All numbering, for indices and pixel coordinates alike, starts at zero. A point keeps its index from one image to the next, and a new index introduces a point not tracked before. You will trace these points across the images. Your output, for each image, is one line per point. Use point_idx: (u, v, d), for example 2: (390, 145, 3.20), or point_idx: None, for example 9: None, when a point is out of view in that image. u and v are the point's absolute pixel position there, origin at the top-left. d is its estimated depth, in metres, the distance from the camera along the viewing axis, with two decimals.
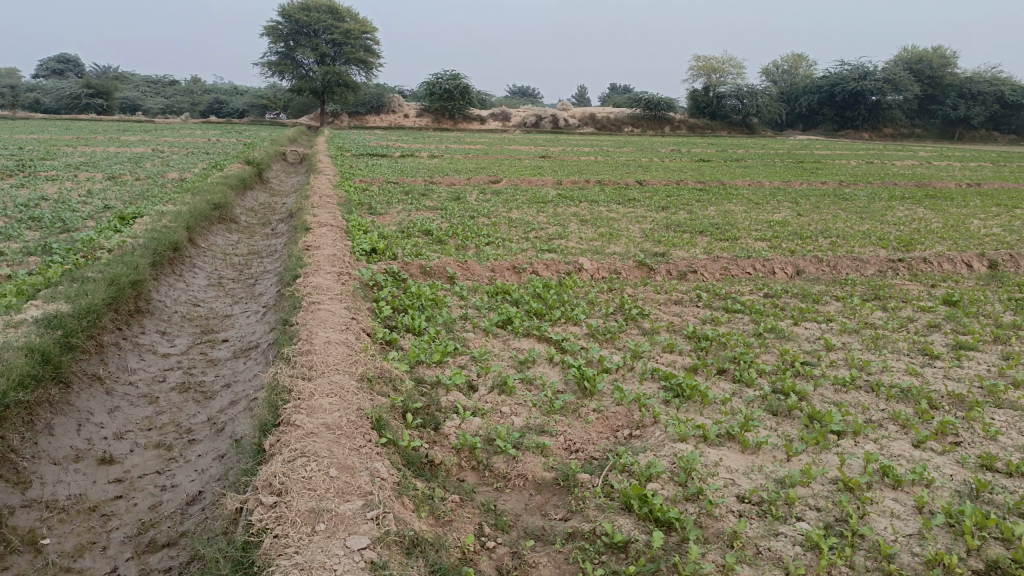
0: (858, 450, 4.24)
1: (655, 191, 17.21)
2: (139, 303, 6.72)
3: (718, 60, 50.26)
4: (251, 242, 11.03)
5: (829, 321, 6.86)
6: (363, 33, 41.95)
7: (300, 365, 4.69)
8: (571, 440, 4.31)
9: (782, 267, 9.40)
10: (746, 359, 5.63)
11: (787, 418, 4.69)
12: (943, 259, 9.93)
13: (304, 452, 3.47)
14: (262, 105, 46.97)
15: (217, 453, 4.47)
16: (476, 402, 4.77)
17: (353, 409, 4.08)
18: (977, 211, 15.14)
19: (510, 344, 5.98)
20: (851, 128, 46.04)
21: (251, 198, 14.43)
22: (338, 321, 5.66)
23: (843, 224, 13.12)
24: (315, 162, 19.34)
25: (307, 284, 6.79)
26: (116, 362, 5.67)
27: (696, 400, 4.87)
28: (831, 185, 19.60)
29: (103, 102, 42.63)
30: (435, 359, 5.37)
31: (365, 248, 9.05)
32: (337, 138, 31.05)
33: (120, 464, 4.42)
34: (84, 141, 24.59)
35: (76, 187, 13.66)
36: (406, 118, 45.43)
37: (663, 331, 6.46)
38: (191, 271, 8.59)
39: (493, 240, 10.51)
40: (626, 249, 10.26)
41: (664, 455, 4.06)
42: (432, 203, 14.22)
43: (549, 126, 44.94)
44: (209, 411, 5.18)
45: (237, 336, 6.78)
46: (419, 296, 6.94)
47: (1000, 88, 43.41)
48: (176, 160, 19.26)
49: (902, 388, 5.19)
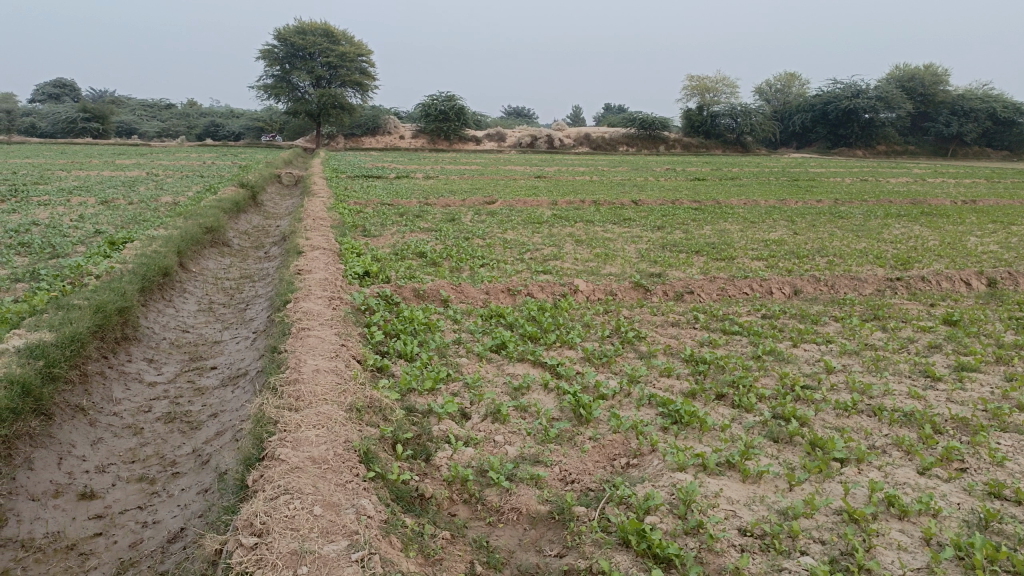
0: (862, 479, 4.12)
1: (651, 210, 17.17)
2: (126, 330, 6.60)
3: (712, 79, 50.63)
4: (244, 266, 10.93)
5: (828, 343, 6.75)
6: (359, 55, 42.13)
7: (287, 395, 4.56)
8: (567, 470, 4.18)
9: (779, 287, 9.31)
10: (745, 383, 5.52)
11: (788, 445, 4.57)
12: (941, 277, 9.86)
13: (288, 488, 3.34)
14: (258, 128, 47.06)
15: (200, 487, 4.33)
16: (469, 430, 4.65)
17: (340, 441, 3.95)
18: (973, 228, 15.10)
19: (504, 369, 5.87)
20: (845, 145, 46.26)
21: (244, 221, 14.33)
22: (328, 348, 5.54)
23: (839, 242, 13.06)
24: (309, 184, 19.28)
25: (297, 309, 6.68)
26: (101, 392, 5.53)
27: (695, 427, 4.76)
28: (827, 202, 19.59)
29: (99, 125, 42.66)
30: (427, 387, 5.24)
31: (358, 271, 8.94)
32: (332, 160, 31.08)
33: (102, 499, 4.28)
34: (79, 165, 24.54)
35: (68, 212, 13.56)
36: (402, 139, 45.57)
37: (660, 354, 6.35)
38: (181, 297, 8.47)
39: (487, 262, 10.42)
40: (622, 270, 10.17)
41: (662, 486, 3.93)
42: (427, 224, 14.15)
43: (544, 146, 45.08)
44: (195, 442, 5.04)
45: (226, 363, 6.65)
46: (412, 321, 6.83)
47: (992, 105, 43.68)
48: (170, 183, 19.18)
49: (905, 412, 5.07)
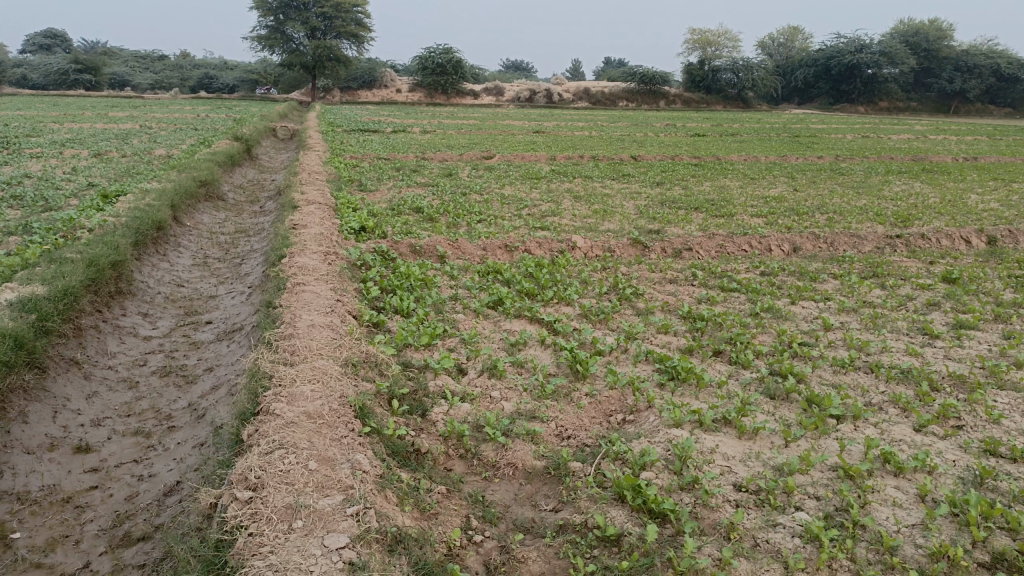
0: (859, 435, 4.11)
1: (650, 166, 16.99)
2: (120, 284, 6.54)
3: (714, 33, 49.88)
4: (239, 220, 10.83)
5: (826, 300, 6.73)
6: (355, 6, 41.33)
7: (282, 350, 4.53)
8: (563, 426, 4.17)
9: (778, 244, 9.25)
10: (743, 340, 5.49)
11: (784, 401, 4.56)
12: (941, 235, 9.80)
13: (282, 443, 3.32)
14: (252, 80, 46.36)
15: (196, 441, 4.32)
16: (465, 386, 4.63)
17: (335, 396, 3.93)
18: (974, 186, 14.98)
19: (501, 325, 5.84)
20: (847, 101, 45.75)
21: (239, 175, 14.16)
22: (323, 303, 5.49)
23: (839, 199, 12.95)
24: (305, 138, 19.05)
25: (293, 264, 6.62)
26: (95, 346, 5.50)
27: (691, 383, 4.74)
28: (827, 159, 19.43)
29: (92, 77, 42.02)
30: (424, 342, 5.21)
31: (354, 226, 8.86)
32: (329, 113, 30.70)
33: (97, 452, 4.27)
34: (72, 117, 24.21)
35: (61, 164, 13.40)
36: (399, 93, 44.99)
37: (657, 311, 6.32)
38: (176, 251, 8.40)
39: (484, 218, 10.33)
40: (621, 226, 10.11)
41: (658, 442, 3.93)
42: (424, 179, 14.01)
43: (543, 100, 44.55)
44: (190, 396, 5.02)
45: (221, 317, 6.61)
46: (408, 276, 6.77)
47: (997, 61, 43.06)
48: (164, 136, 18.95)
49: (902, 369, 5.06)
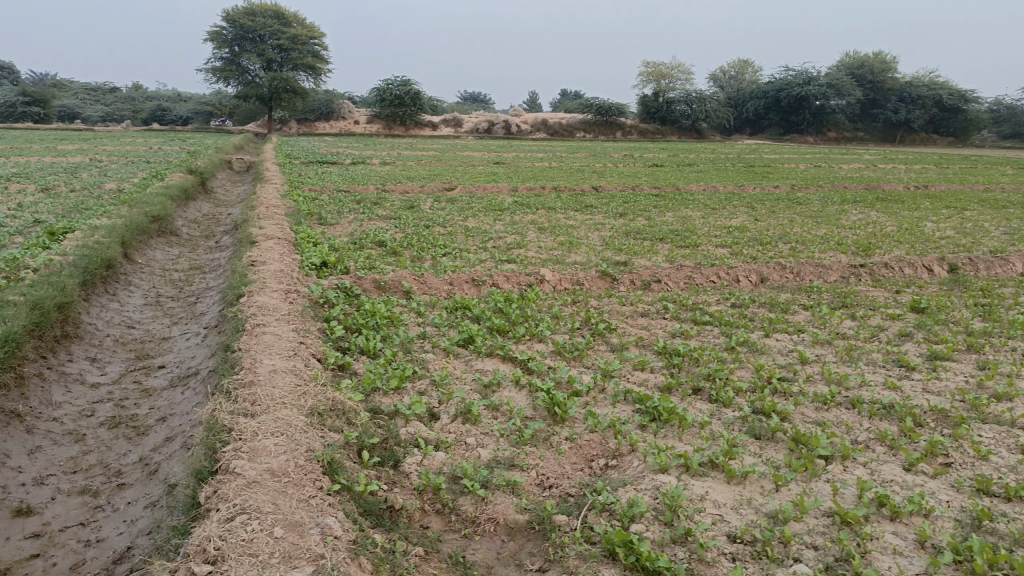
0: (849, 477, 3.97)
1: (612, 197, 17.00)
2: (66, 327, 6.17)
3: (667, 65, 50.91)
4: (194, 256, 10.46)
5: (800, 332, 6.65)
6: (311, 38, 41.16)
7: (242, 399, 4.23)
8: (544, 474, 3.95)
9: (746, 275, 9.22)
10: (721, 376, 5.35)
11: (771, 441, 4.40)
12: (903, 264, 9.89)
13: (244, 507, 3.04)
14: (207, 112, 45.72)
15: (149, 500, 4.00)
16: (438, 433, 4.39)
17: (301, 451, 3.65)
18: (928, 214, 15.28)
19: (473, 365, 5.62)
20: (797, 132, 46.82)
21: (193, 209, 13.77)
22: (285, 347, 5.21)
23: (800, 229, 13.06)
24: (262, 171, 18.70)
25: (252, 303, 6.32)
26: (39, 396, 5.13)
27: (674, 424, 4.56)
28: (784, 189, 19.70)
29: (40, 109, 41.05)
30: (393, 386, 4.96)
31: (315, 261, 8.58)
32: (286, 145, 30.26)
33: (40, 515, 3.92)
34: (18, 151, 23.48)
35: (5, 200, 12.87)
36: (356, 125, 44.81)
37: (632, 346, 6.16)
38: (126, 290, 8.02)
39: (449, 251, 10.13)
40: (587, 258, 10.00)
41: (645, 489, 3.73)
42: (386, 211, 13.78)
43: (501, 132, 44.79)
44: (142, 449, 4.68)
45: (175, 361, 6.27)
46: (373, 314, 6.52)
47: (938, 92, 44.55)
48: (115, 170, 18.44)
49: (884, 404, 4.96)
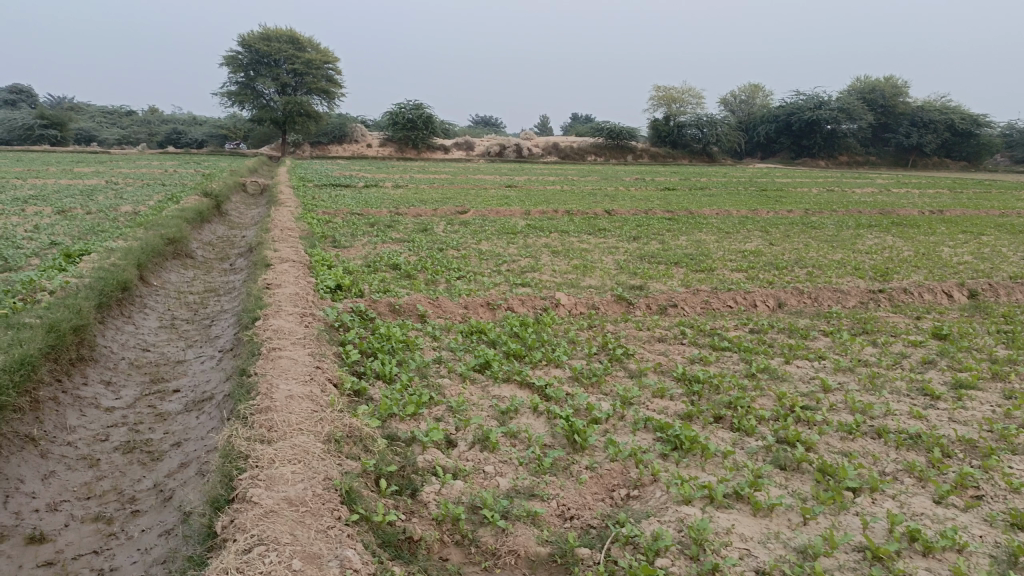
0: (879, 510, 3.87)
1: (625, 221, 16.96)
2: (82, 350, 6.15)
3: (678, 89, 51.10)
4: (209, 279, 10.47)
5: (821, 359, 6.55)
6: (325, 63, 41.57)
7: (259, 425, 4.18)
8: (565, 505, 3.87)
9: (763, 300, 9.12)
10: (743, 404, 5.26)
11: (797, 472, 4.30)
12: (923, 289, 9.77)
13: (261, 538, 2.98)
14: (221, 135, 46.16)
15: (163, 528, 3.94)
16: (456, 460, 4.32)
17: (319, 479, 3.59)
18: (945, 238, 15.14)
19: (489, 390, 5.55)
20: (808, 155, 46.81)
21: (208, 231, 13.82)
22: (301, 371, 5.17)
23: (816, 253, 12.97)
24: (276, 193, 18.79)
25: (267, 327, 6.29)
26: (54, 420, 5.09)
27: (696, 453, 4.47)
28: (797, 213, 19.61)
29: (57, 132, 41.54)
30: (409, 412, 4.90)
31: (330, 284, 8.56)
32: (299, 168, 30.46)
33: (53, 542, 3.86)
34: (35, 173, 23.74)
35: (22, 222, 12.97)
36: (369, 148, 45.12)
37: (651, 372, 6.08)
38: (141, 313, 8.02)
39: (464, 274, 10.09)
40: (602, 282, 9.93)
41: (669, 522, 3.64)
42: (399, 234, 13.79)
43: (513, 155, 44.98)
44: (156, 475, 4.63)
45: (190, 385, 6.23)
46: (389, 338, 6.47)
47: (950, 116, 44.49)
48: (130, 192, 18.57)
49: (911, 434, 4.86)
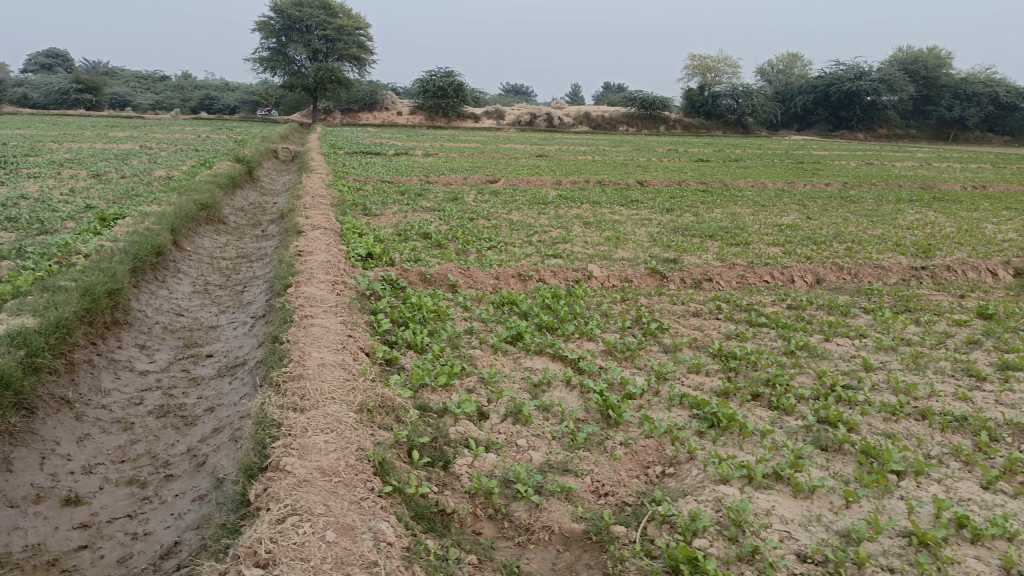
0: (924, 495, 3.74)
1: (657, 192, 16.71)
2: (117, 314, 6.18)
3: (713, 59, 50.11)
4: (241, 244, 10.50)
5: (861, 337, 6.37)
6: (357, 29, 41.31)
7: (291, 393, 4.16)
8: (599, 481, 3.80)
9: (801, 275, 8.92)
10: (782, 382, 5.12)
11: (838, 454, 4.18)
12: (966, 267, 9.49)
13: (295, 508, 2.95)
14: (253, 102, 46.29)
15: (196, 494, 3.95)
16: (489, 433, 4.26)
17: (352, 449, 3.56)
18: (988, 215, 14.71)
19: (521, 363, 5.48)
20: (846, 128, 45.73)
21: (240, 197, 13.86)
22: (334, 339, 5.14)
23: (855, 228, 12.65)
24: (307, 160, 18.77)
25: (299, 293, 6.27)
26: (89, 383, 5.13)
27: (734, 432, 4.37)
28: (834, 187, 19.17)
29: (92, 97, 41.94)
30: (441, 383, 4.84)
31: (361, 252, 8.52)
32: (329, 135, 30.45)
33: (88, 504, 3.89)
34: (71, 137, 23.99)
35: (58, 185, 13.10)
36: (399, 116, 44.95)
37: (685, 347, 5.97)
38: (175, 277, 8.06)
39: (495, 244, 10.00)
40: (635, 254, 9.78)
41: (706, 501, 3.56)
42: (430, 203, 13.70)
43: (544, 124, 44.54)
44: (189, 440, 4.65)
45: (222, 350, 6.25)
46: (420, 307, 6.42)
47: (994, 89, 43.15)
48: (164, 157, 18.68)
49: (956, 416, 4.70)
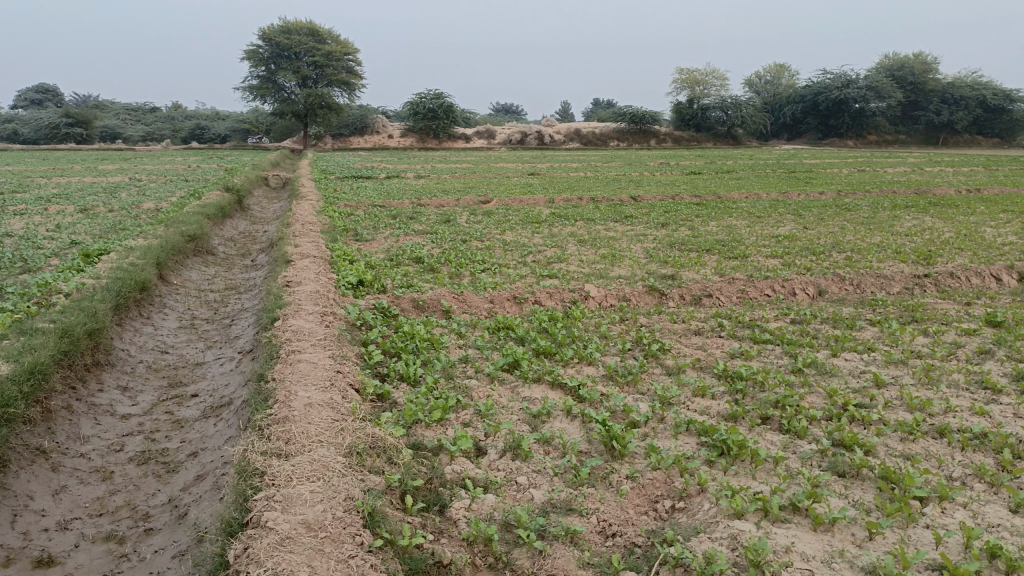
0: (951, 522, 3.51)
1: (651, 207, 16.56)
2: (97, 355, 5.95)
3: (701, 72, 50.30)
4: (230, 276, 10.28)
5: (870, 351, 6.16)
6: (345, 54, 41.37)
7: (276, 438, 3.94)
8: (606, 520, 3.56)
9: (802, 287, 8.73)
10: (792, 404, 4.90)
11: (857, 480, 3.96)
12: (969, 273, 9.30)
13: (277, 573, 2.75)
14: (244, 130, 46.24)
15: (176, 550, 3.71)
16: (487, 471, 4.03)
17: (340, 499, 3.35)
18: (986, 219, 14.55)
19: (519, 392, 5.26)
20: (836, 136, 45.74)
21: (230, 227, 13.66)
22: (321, 376, 4.91)
23: (853, 237, 12.47)
24: (297, 187, 18.59)
25: (286, 328, 6.05)
26: (67, 430, 4.89)
27: (746, 460, 4.14)
28: (829, 195, 19.05)
29: (83, 131, 41.79)
30: (436, 418, 4.61)
31: (352, 280, 8.31)
32: (320, 161, 30.33)
33: (61, 564, 3.64)
34: (60, 171, 23.83)
35: (44, 221, 12.89)
36: (390, 139, 44.94)
37: (689, 369, 5.75)
38: (161, 313, 7.84)
39: (489, 266, 9.79)
40: (632, 272, 9.58)
41: (721, 539, 3.33)
42: (421, 226, 13.52)
43: (534, 142, 44.54)
44: (171, 488, 4.40)
45: (208, 389, 6.01)
46: (413, 336, 6.19)
47: (982, 92, 43.21)
48: (153, 189, 18.50)
49: (976, 434, 4.47)
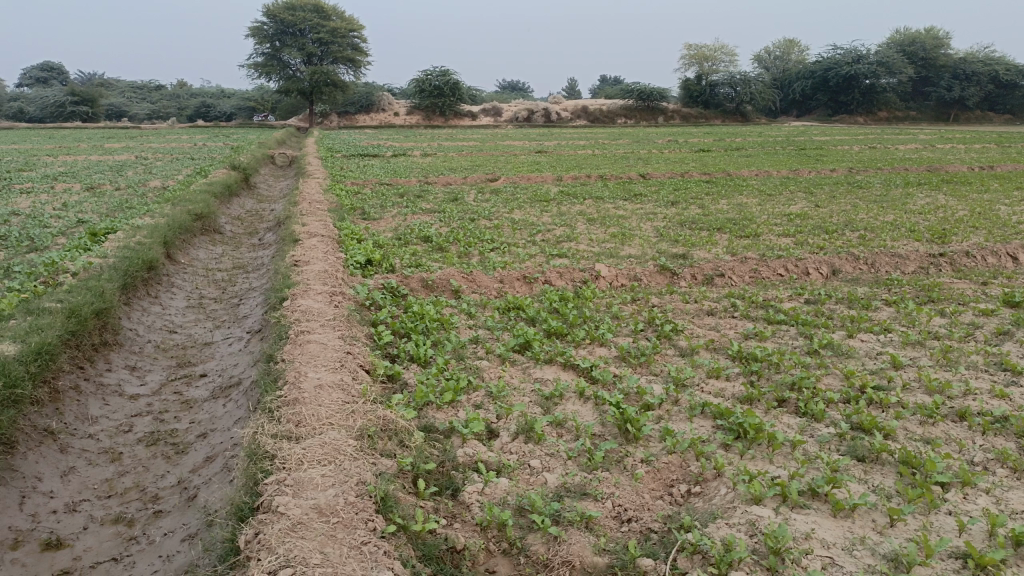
0: (975, 508, 3.43)
1: (661, 184, 16.41)
2: (105, 335, 5.90)
3: (710, 47, 49.72)
4: (237, 255, 10.22)
5: (887, 332, 6.06)
6: (351, 31, 40.98)
7: (287, 421, 3.89)
8: (621, 505, 3.51)
9: (816, 267, 8.62)
10: (808, 386, 4.82)
11: (876, 465, 3.88)
12: (985, 252, 9.17)
13: (289, 560, 2.71)
14: (249, 108, 45.97)
15: (186, 533, 3.68)
16: (499, 455, 3.97)
17: (352, 483, 3.30)
18: (1000, 196, 14.36)
19: (531, 373, 5.20)
20: (846, 112, 45.23)
21: (236, 205, 13.57)
22: (331, 357, 4.85)
23: (866, 215, 12.31)
24: (304, 165, 18.46)
25: (295, 308, 5.98)
26: (75, 411, 4.85)
27: (763, 444, 4.07)
28: (840, 172, 18.83)
29: (88, 109, 41.57)
30: (447, 400, 4.55)
31: (360, 259, 8.23)
32: (327, 138, 30.17)
33: (70, 548, 3.61)
34: (66, 149, 23.72)
35: (51, 200, 12.84)
36: (396, 116, 44.65)
37: (703, 350, 5.67)
38: (169, 292, 7.78)
39: (497, 245, 9.69)
40: (643, 251, 9.47)
41: (739, 525, 3.26)
42: (429, 204, 13.41)
43: (541, 120, 44.20)
44: (181, 470, 4.37)
45: (216, 369, 5.97)
46: (423, 317, 6.12)
47: (994, 68, 42.63)
48: (159, 167, 18.40)
49: (997, 417, 4.39)
